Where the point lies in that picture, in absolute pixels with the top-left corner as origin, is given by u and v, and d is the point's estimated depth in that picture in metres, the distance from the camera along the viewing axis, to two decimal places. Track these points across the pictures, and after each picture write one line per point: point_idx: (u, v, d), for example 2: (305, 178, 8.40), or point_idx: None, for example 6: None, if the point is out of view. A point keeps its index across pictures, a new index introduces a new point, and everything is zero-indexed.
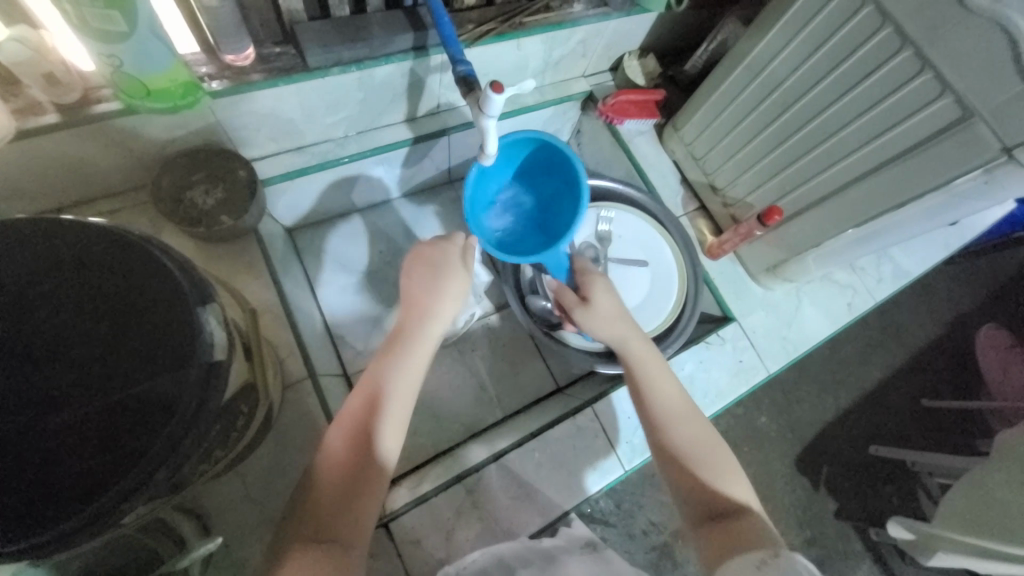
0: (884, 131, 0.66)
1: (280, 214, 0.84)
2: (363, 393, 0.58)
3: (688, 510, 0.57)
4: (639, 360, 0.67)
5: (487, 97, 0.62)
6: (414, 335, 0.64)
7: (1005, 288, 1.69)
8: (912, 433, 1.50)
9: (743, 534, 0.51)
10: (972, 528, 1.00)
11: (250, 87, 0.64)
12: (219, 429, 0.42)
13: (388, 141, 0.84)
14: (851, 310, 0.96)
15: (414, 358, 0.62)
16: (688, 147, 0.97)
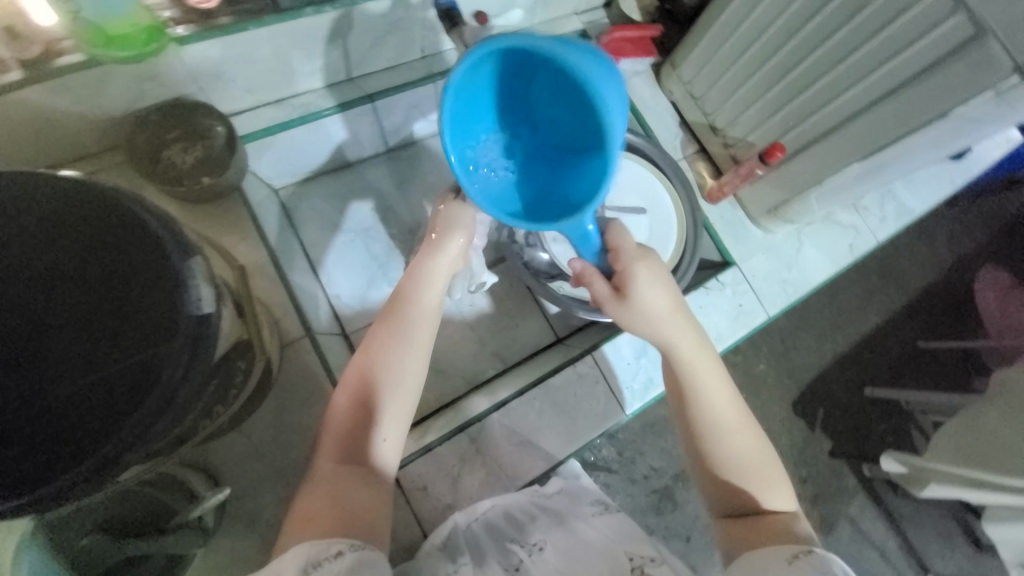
0: (893, 55, 0.62)
1: (266, 172, 0.82)
2: (358, 370, 0.58)
3: (714, 501, 0.61)
4: (686, 361, 0.62)
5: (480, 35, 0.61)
6: (419, 301, 0.63)
7: (1007, 227, 1.66)
8: (908, 374, 1.52)
9: (776, 534, 0.54)
10: (960, 459, 1.06)
11: (212, 28, 0.59)
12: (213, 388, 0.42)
13: (374, 88, 0.81)
14: (852, 251, 0.95)
15: (411, 334, 0.60)
16: (686, 87, 0.92)
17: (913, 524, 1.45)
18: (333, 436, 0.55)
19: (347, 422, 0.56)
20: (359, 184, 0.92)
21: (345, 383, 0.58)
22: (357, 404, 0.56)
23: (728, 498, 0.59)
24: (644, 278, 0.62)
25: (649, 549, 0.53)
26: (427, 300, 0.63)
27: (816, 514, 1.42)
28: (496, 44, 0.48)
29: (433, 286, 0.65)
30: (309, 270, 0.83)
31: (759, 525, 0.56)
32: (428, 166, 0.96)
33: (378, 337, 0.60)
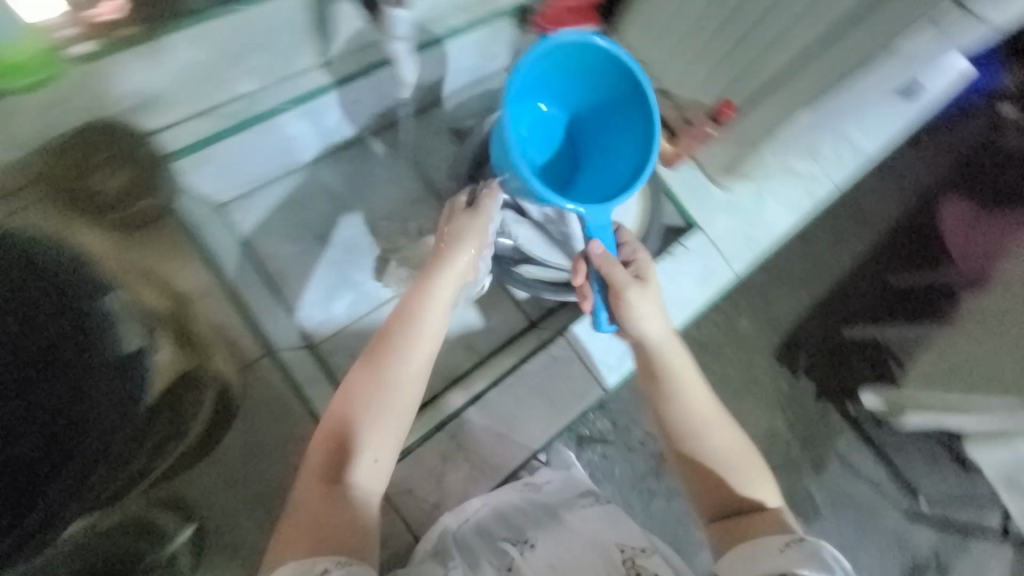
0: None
1: (202, 184, 0.75)
2: (346, 400, 0.57)
3: (705, 505, 0.62)
4: (671, 369, 0.65)
5: (391, 19, 0.64)
6: (422, 321, 0.61)
7: (973, 152, 1.65)
8: (885, 311, 1.53)
9: (768, 527, 0.57)
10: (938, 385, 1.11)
11: (112, 39, 0.55)
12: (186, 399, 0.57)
13: (305, 90, 0.74)
14: (811, 199, 0.95)
15: (401, 359, 0.58)
16: (634, 51, 0.88)
17: (903, 454, 1.47)
18: (317, 472, 0.54)
19: (330, 456, 0.55)
20: (306, 188, 0.88)
21: (330, 415, 0.57)
22: (341, 437, 0.55)
23: (718, 496, 0.61)
24: (636, 293, 0.64)
25: (638, 537, 0.58)
26: (429, 320, 0.61)
27: (807, 456, 1.44)
28: (566, 64, 0.68)
29: (437, 305, 0.63)
30: (265, 286, 0.80)
31: (748, 522, 0.59)
32: (378, 162, 0.92)
33: (366, 368, 0.58)
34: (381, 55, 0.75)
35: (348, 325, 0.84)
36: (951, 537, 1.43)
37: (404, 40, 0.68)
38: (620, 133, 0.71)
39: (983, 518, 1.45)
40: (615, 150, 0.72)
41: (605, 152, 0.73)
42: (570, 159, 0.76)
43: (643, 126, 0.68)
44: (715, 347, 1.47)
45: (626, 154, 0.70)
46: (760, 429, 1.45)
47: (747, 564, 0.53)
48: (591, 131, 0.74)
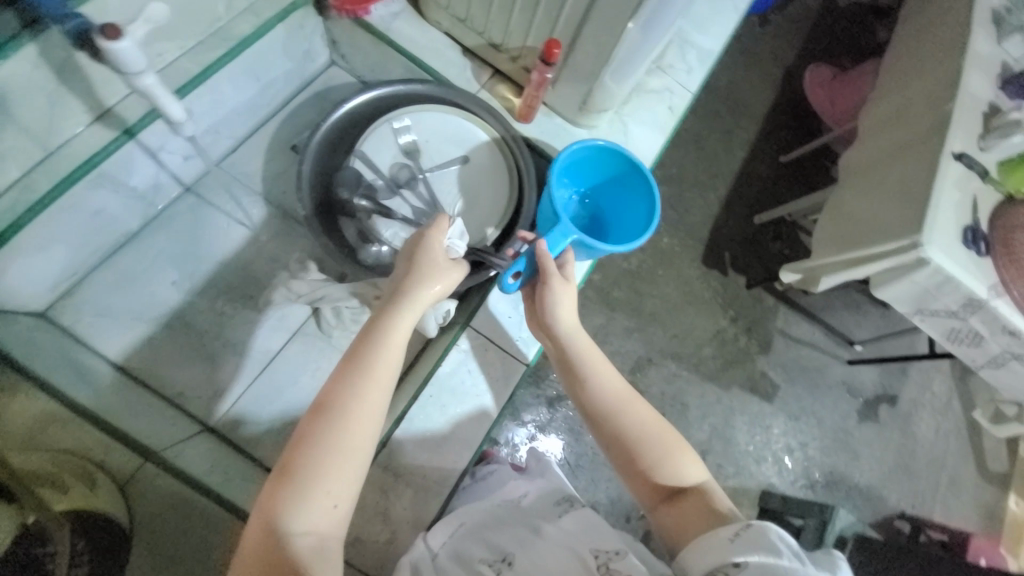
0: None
1: (18, 293, 0.65)
2: (295, 462, 0.50)
3: (644, 490, 0.60)
4: (588, 356, 0.65)
5: (115, 54, 0.52)
6: (379, 367, 0.55)
7: (817, 23, 1.75)
8: (785, 191, 1.63)
9: (706, 518, 0.55)
10: (843, 245, 1.17)
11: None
12: (28, 557, 0.56)
13: (69, 165, 0.62)
14: (673, 113, 0.94)
15: (355, 418, 0.52)
16: (449, 12, 0.83)
17: (830, 312, 1.58)
18: (255, 557, 0.47)
19: (269, 538, 0.48)
20: (147, 258, 0.77)
21: (274, 488, 0.50)
22: (285, 511, 0.48)
23: (650, 484, 0.60)
24: (557, 290, 0.65)
25: (616, 542, 0.55)
26: (383, 364, 0.55)
27: (753, 342, 1.52)
28: (618, 152, 0.74)
29: (393, 347, 0.56)
30: (139, 380, 0.71)
31: (684, 510, 0.57)
32: (223, 206, 0.82)
33: (319, 418, 0.52)
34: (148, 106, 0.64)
35: (246, 389, 0.77)
36: (890, 369, 1.56)
37: (150, 72, 0.58)
38: (631, 207, 0.77)
39: (911, 344, 1.60)
40: (626, 224, 0.78)
41: (620, 225, 0.78)
42: (596, 224, 0.80)
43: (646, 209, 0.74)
44: (648, 272, 1.51)
45: (634, 231, 0.76)
46: (706, 332, 1.50)
47: (697, 558, 0.50)
48: (604, 201, 0.80)
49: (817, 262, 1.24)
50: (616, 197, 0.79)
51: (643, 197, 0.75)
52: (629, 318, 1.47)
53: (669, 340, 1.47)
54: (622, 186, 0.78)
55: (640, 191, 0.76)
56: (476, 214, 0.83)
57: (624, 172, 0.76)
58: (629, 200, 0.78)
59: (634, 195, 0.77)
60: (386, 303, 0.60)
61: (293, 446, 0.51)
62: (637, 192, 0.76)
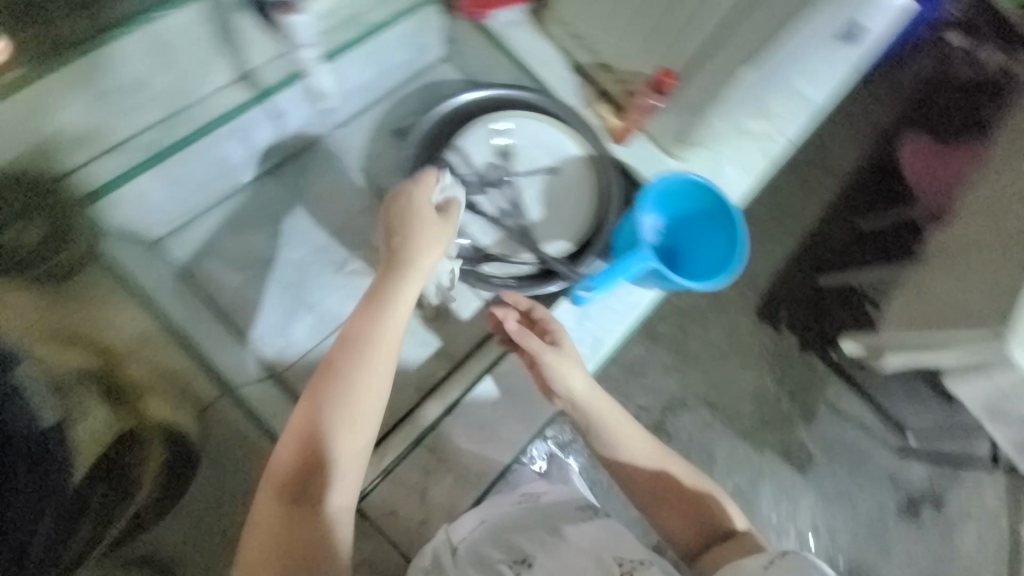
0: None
1: (142, 222, 0.72)
2: (294, 437, 0.57)
3: (680, 538, 0.67)
4: (607, 417, 0.69)
5: (288, 25, 0.64)
6: (372, 348, 0.59)
7: (925, 89, 1.64)
8: (854, 255, 1.54)
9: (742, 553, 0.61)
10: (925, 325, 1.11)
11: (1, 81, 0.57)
12: (123, 463, 0.62)
13: (209, 115, 0.68)
14: (767, 159, 0.93)
15: (369, 376, 0.58)
16: (570, 29, 0.85)
17: (886, 394, 1.48)
18: (279, 485, 0.56)
19: (295, 468, 0.56)
20: (250, 211, 0.84)
21: (294, 427, 0.57)
22: (309, 450, 0.56)
23: (694, 533, 0.66)
24: (556, 359, 0.68)
25: (639, 551, 0.59)
26: (391, 326, 0.61)
27: (796, 408, 1.45)
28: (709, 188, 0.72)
29: (399, 312, 0.62)
30: (223, 320, 0.77)
31: (724, 551, 0.63)
32: (322, 175, 0.88)
33: (316, 396, 0.58)
34: (297, 66, 0.70)
35: (311, 348, 0.81)
36: (942, 467, 1.45)
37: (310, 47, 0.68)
38: (709, 244, 0.75)
39: (967, 446, 1.48)
40: (701, 260, 0.76)
41: (694, 260, 0.76)
42: (669, 252, 0.77)
43: (730, 251, 0.72)
44: (697, 313, 1.47)
45: (708, 269, 0.75)
46: (747, 387, 1.45)
47: None
48: (680, 233, 0.77)
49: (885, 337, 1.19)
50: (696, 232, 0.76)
51: (727, 236, 0.73)
52: (670, 356, 1.44)
53: (708, 386, 1.43)
54: (704, 222, 0.75)
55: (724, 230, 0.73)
56: (555, 224, 0.85)
57: (710, 209, 0.74)
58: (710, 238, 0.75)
59: (717, 233, 0.74)
60: (388, 266, 0.64)
61: (292, 422, 0.58)
62: (721, 231, 0.74)
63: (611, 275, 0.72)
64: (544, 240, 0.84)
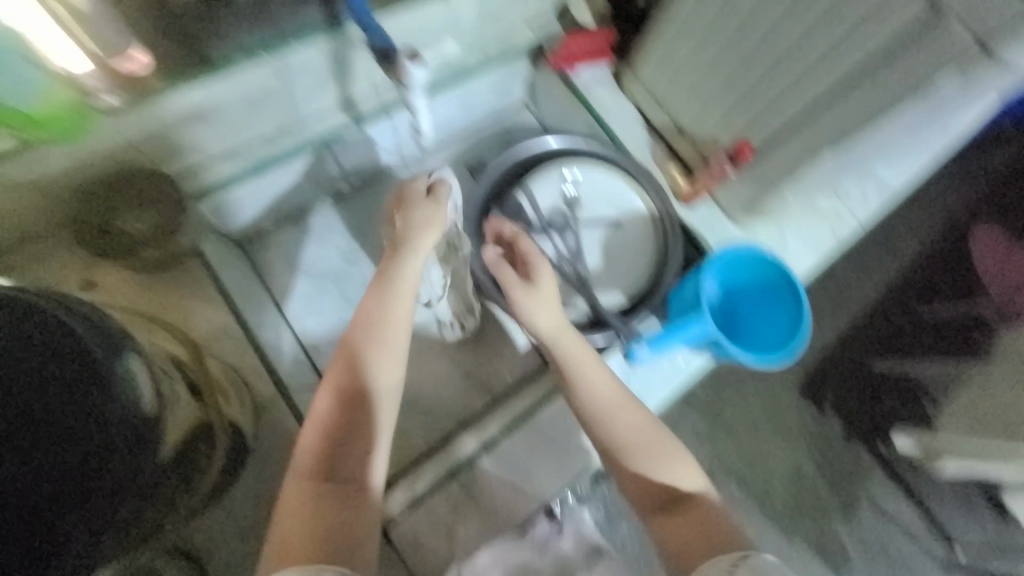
0: (865, 21, 0.58)
1: (234, 223, 0.79)
2: (320, 411, 0.59)
3: (638, 504, 0.63)
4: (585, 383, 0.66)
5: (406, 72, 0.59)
6: (387, 321, 0.63)
7: (1005, 177, 1.54)
8: (914, 343, 1.42)
9: (707, 535, 0.58)
10: None
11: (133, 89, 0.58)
12: (196, 451, 0.49)
13: (312, 133, 0.76)
14: (835, 240, 0.89)
15: (382, 354, 0.61)
16: (650, 90, 0.88)
17: (936, 498, 1.37)
18: (309, 461, 0.56)
19: (323, 447, 0.57)
20: (324, 225, 0.88)
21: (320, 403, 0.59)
22: (336, 427, 0.58)
23: (645, 494, 0.63)
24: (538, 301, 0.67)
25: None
26: (400, 306, 0.64)
27: (835, 498, 1.35)
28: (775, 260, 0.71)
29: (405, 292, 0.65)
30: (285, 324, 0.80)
31: (682, 524, 0.59)
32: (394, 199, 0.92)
33: (340, 370, 0.60)
34: (393, 101, 0.79)
35: None
36: None
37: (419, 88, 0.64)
38: (769, 316, 0.74)
39: None
40: (759, 333, 0.74)
41: (751, 332, 0.75)
42: (727, 318, 0.76)
43: (793, 328, 0.71)
44: (734, 380, 1.39)
45: (766, 343, 0.73)
46: (781, 467, 1.36)
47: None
48: (740, 299, 0.76)
49: None
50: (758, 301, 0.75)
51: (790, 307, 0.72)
52: (702, 422, 1.37)
53: (739, 460, 1.35)
54: (767, 290, 0.74)
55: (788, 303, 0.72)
56: (609, 275, 0.87)
57: (774, 277, 0.73)
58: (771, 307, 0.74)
59: (779, 303, 0.73)
60: (390, 251, 0.67)
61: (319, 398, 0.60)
62: (784, 304, 0.73)
63: (669, 337, 0.71)
64: (598, 290, 0.86)
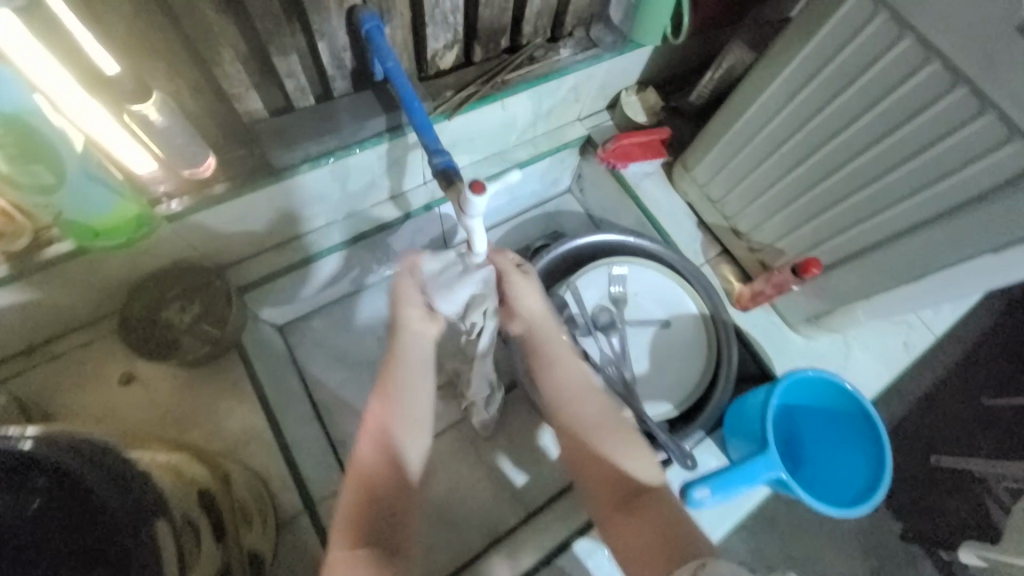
0: (959, 167, 0.52)
1: (271, 315, 0.78)
2: (356, 477, 0.54)
3: (600, 498, 0.59)
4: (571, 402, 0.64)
5: (467, 201, 0.52)
6: (409, 372, 0.60)
7: None
8: (981, 439, 1.25)
9: (663, 517, 0.53)
10: None
11: (198, 196, 0.58)
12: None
13: (364, 224, 0.77)
14: (909, 351, 0.83)
15: (411, 408, 0.58)
16: (702, 189, 0.84)
17: None
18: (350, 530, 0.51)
19: (360, 514, 0.52)
20: (363, 312, 0.87)
21: (352, 467, 0.54)
22: (372, 491, 0.53)
23: (608, 487, 0.58)
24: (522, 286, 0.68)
25: None
26: (420, 357, 0.62)
27: None
28: (851, 392, 0.65)
29: (419, 357, 0.62)
30: (317, 416, 0.78)
31: (639, 515, 0.54)
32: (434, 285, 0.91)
33: (373, 428, 0.56)
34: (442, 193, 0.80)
35: None
36: None
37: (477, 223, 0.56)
38: (840, 454, 0.67)
39: None
40: (827, 471, 0.68)
41: (817, 469, 0.68)
42: (790, 450, 0.69)
43: (871, 471, 0.63)
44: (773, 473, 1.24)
45: (839, 489, 0.65)
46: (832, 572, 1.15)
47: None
48: (805, 429, 0.70)
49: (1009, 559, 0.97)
50: (825, 433, 0.69)
51: (865, 445, 0.65)
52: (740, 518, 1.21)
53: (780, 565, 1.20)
54: (835, 422, 0.68)
55: (866, 441, 0.65)
56: (657, 382, 0.81)
57: (846, 408, 0.66)
58: (841, 443, 0.67)
59: (854, 440, 0.66)
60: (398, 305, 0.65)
61: (351, 462, 0.55)
62: (860, 442, 0.66)
63: (736, 481, 0.60)
64: (646, 399, 0.80)
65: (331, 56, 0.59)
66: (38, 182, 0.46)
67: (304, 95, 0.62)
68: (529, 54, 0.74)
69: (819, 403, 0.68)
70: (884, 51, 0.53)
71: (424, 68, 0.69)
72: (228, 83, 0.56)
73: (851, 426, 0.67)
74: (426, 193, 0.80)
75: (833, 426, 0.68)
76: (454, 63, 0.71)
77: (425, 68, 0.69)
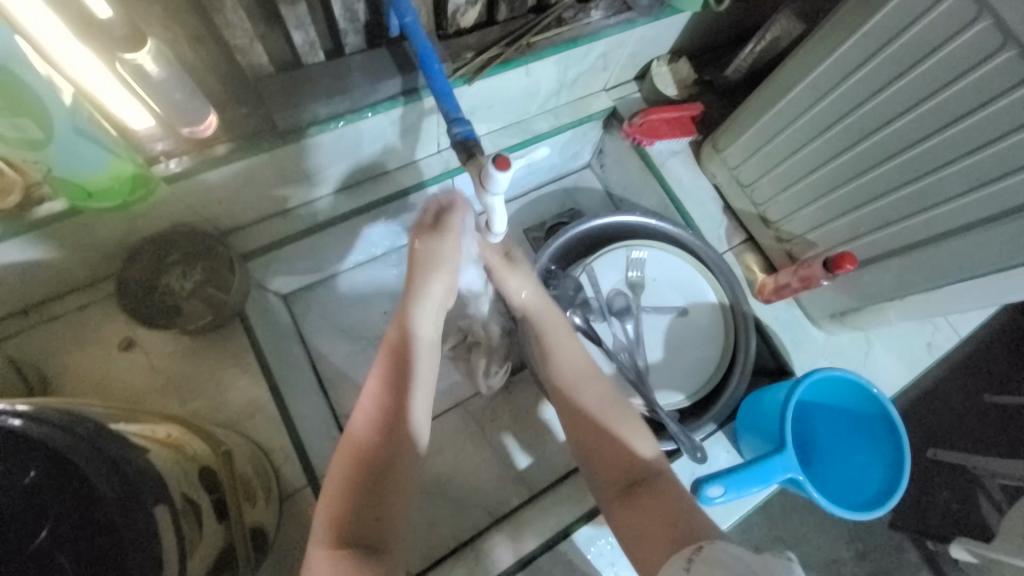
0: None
1: (277, 284, 0.75)
2: (354, 436, 0.53)
3: (603, 479, 0.58)
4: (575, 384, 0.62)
5: (489, 177, 0.48)
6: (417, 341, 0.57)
7: None
8: (975, 433, 1.22)
9: (663, 504, 0.52)
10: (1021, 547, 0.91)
11: (198, 158, 0.54)
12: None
13: (374, 194, 0.73)
14: (932, 352, 0.80)
15: (416, 374, 0.56)
16: (732, 172, 0.79)
17: None
18: (345, 488, 0.50)
19: (354, 473, 0.51)
20: (371, 285, 0.85)
21: (353, 429, 0.53)
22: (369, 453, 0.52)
23: (610, 472, 0.57)
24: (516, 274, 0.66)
25: None
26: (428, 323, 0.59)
27: None
28: (875, 394, 0.63)
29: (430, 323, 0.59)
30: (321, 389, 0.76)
31: (640, 501, 0.53)
32: None
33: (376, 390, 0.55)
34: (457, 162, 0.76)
35: None
36: None
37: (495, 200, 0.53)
38: (855, 455, 0.66)
39: None
40: (840, 471, 0.66)
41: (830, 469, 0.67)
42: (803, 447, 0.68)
43: (886, 475, 0.63)
44: None
45: (851, 489, 0.64)
46: (818, 557, 1.12)
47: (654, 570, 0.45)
48: (821, 427, 0.68)
49: (999, 556, 0.96)
50: (842, 433, 0.67)
51: (883, 447, 0.64)
52: None
53: None
54: (854, 422, 0.66)
55: (883, 444, 0.64)
56: (670, 372, 0.79)
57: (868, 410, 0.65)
58: (857, 443, 0.66)
59: (871, 442, 0.65)
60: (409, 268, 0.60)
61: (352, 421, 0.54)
62: (877, 443, 0.64)
63: (751, 480, 0.59)
64: (658, 388, 0.78)
65: (343, 9, 0.54)
66: (24, 137, 0.42)
67: (313, 50, 0.57)
68: (557, 15, 0.68)
69: (839, 402, 0.67)
70: (955, 32, 0.47)
71: (443, 26, 0.63)
72: (230, 33, 0.51)
73: (869, 427, 0.65)
74: (440, 162, 0.76)
75: (850, 426, 0.67)
76: (475, 22, 0.65)
77: (445, 26, 0.63)
